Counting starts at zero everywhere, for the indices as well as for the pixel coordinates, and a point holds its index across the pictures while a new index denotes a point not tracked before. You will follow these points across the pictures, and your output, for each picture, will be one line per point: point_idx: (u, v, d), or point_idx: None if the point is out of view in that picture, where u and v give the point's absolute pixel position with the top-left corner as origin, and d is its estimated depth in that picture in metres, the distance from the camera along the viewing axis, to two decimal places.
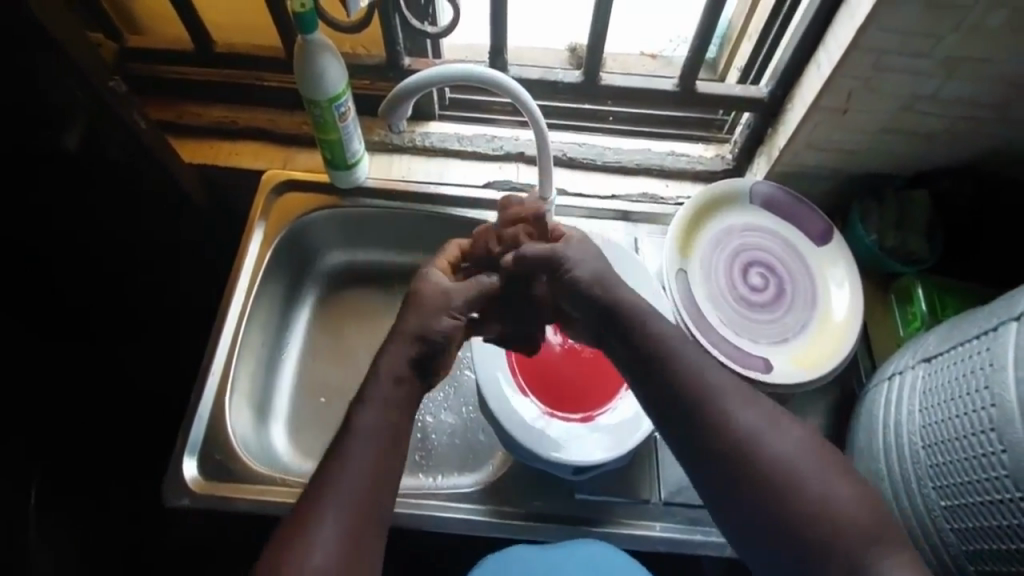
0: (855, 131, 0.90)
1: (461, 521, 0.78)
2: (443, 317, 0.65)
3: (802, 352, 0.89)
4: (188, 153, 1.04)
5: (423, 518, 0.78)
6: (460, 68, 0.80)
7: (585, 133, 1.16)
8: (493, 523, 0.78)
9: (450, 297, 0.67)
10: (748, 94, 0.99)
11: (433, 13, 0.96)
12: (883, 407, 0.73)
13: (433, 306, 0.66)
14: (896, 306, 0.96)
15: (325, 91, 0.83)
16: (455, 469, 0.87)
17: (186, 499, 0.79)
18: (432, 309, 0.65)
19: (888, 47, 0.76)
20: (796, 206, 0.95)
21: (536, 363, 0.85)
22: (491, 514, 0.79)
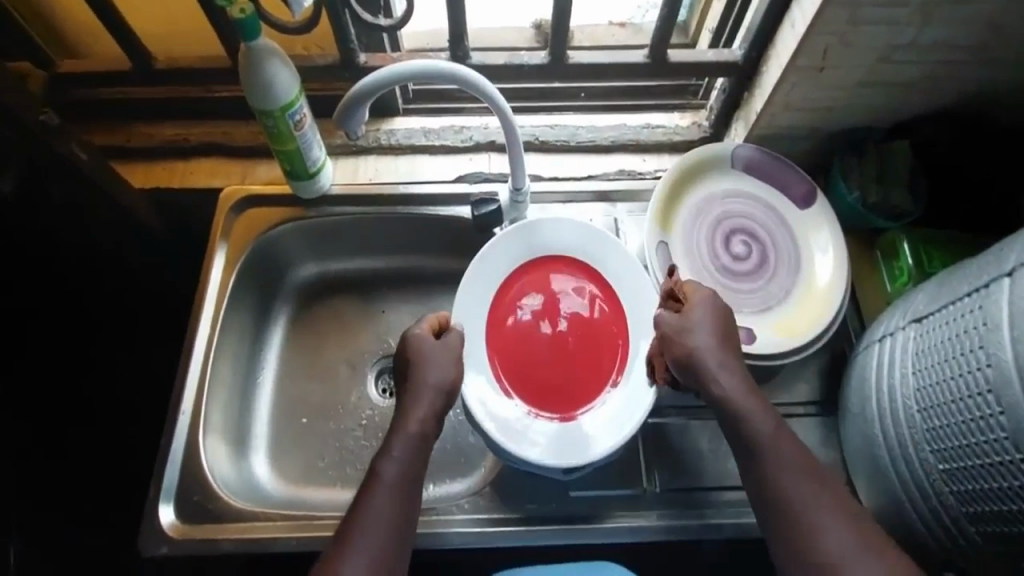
0: (832, 88, 0.87)
1: (455, 533, 0.77)
2: (450, 370, 0.73)
3: (785, 320, 0.87)
4: (140, 178, 1.00)
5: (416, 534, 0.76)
6: (417, 66, 0.77)
7: (557, 114, 1.13)
8: (488, 532, 0.77)
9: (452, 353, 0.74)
10: (722, 59, 0.96)
11: (385, 5, 0.91)
12: (875, 370, 0.72)
13: (443, 365, 0.73)
14: (882, 263, 0.94)
15: (276, 98, 0.79)
16: (447, 476, 0.86)
17: (164, 546, 0.77)
18: (440, 369, 0.72)
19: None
20: (778, 170, 0.92)
21: (520, 357, 0.84)
22: (485, 522, 0.77)
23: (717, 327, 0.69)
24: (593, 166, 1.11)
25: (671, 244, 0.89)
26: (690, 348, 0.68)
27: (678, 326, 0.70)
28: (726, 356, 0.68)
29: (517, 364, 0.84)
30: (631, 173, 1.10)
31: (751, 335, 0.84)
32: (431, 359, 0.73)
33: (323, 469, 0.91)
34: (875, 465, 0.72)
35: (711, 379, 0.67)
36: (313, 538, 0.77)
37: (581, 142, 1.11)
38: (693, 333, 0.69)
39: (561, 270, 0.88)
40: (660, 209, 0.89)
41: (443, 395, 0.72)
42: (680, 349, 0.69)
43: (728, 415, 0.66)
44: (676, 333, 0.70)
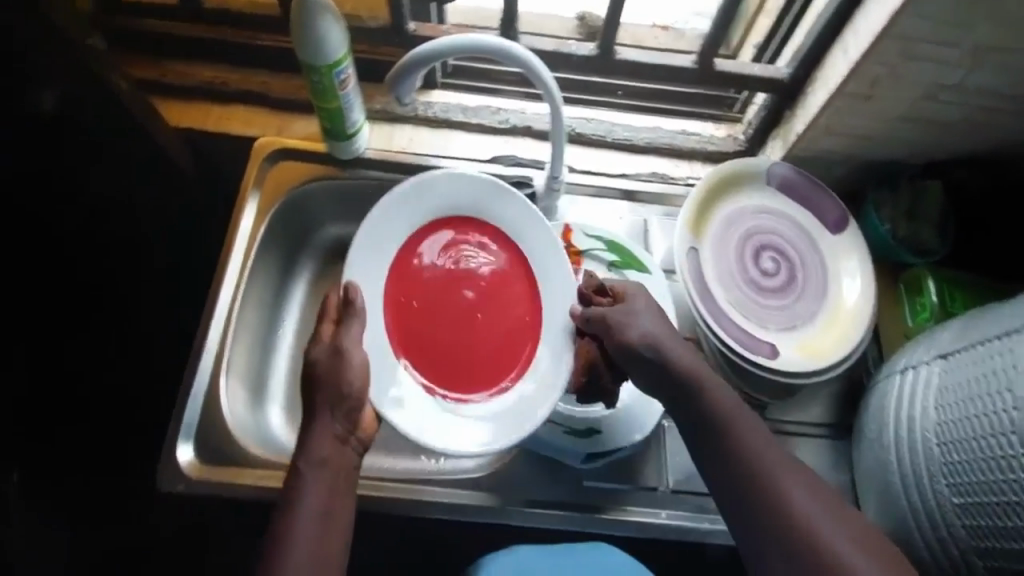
0: (875, 118, 0.87)
1: (468, 508, 0.78)
2: (345, 380, 0.69)
3: (809, 340, 0.88)
4: (175, 116, 1.00)
5: (428, 504, 0.77)
6: (471, 40, 0.76)
7: (592, 108, 1.12)
8: (500, 510, 0.78)
9: (343, 355, 0.70)
10: (767, 74, 0.95)
11: None
12: (895, 401, 0.73)
13: (329, 372, 0.69)
14: (905, 296, 0.94)
15: (326, 56, 0.79)
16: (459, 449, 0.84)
17: (182, 484, 0.79)
18: (334, 380, 0.69)
19: (917, 35, 0.74)
20: (814, 192, 0.93)
21: (424, 336, 0.81)
22: (497, 500, 0.79)
23: (656, 314, 0.73)
24: (625, 165, 1.10)
25: (702, 251, 0.89)
26: (646, 329, 0.71)
27: (617, 313, 0.72)
28: (674, 337, 0.72)
29: (424, 344, 0.80)
30: (663, 176, 1.09)
31: (774, 352, 0.85)
32: (322, 370, 0.70)
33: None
34: (886, 491, 0.73)
35: (666, 359, 0.69)
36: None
37: (616, 139, 1.10)
38: (645, 314, 0.72)
39: (450, 236, 0.83)
40: (693, 216, 0.90)
41: (337, 407, 0.69)
42: (635, 331, 0.70)
43: (693, 388, 0.68)
44: (626, 317, 0.71)
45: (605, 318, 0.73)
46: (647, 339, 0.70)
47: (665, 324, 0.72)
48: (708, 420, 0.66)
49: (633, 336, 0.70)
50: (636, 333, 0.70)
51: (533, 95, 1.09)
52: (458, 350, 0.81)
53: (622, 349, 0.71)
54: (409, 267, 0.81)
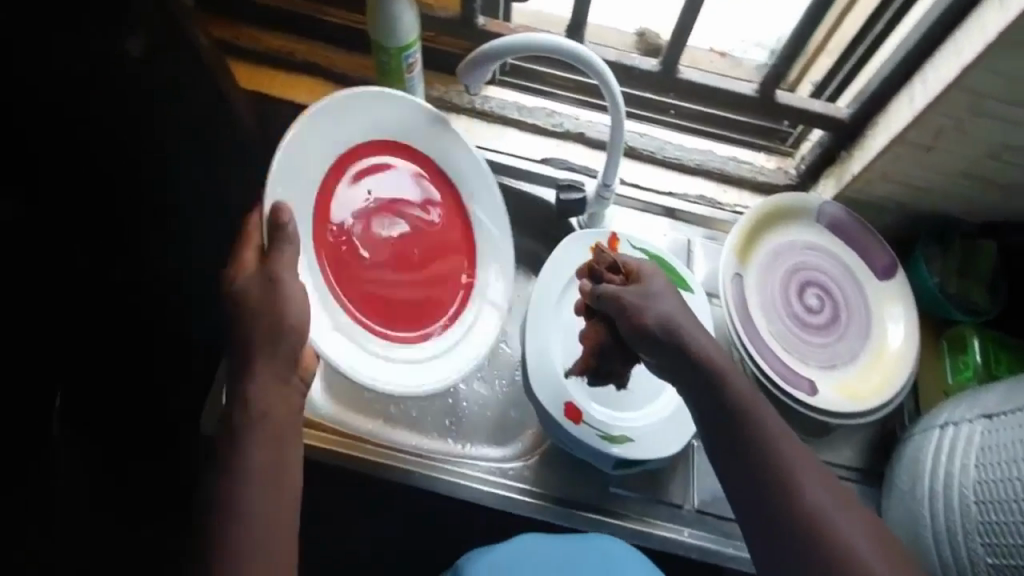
0: (934, 169, 0.87)
1: (495, 496, 0.80)
2: (285, 309, 0.62)
3: (848, 382, 0.87)
4: (245, 78, 1.02)
5: (457, 486, 0.79)
6: (538, 39, 0.76)
7: (644, 124, 1.10)
8: (528, 503, 0.80)
9: (281, 287, 0.62)
10: (826, 112, 0.95)
11: None
12: (932, 455, 0.75)
13: (266, 302, 0.62)
14: (947, 354, 0.94)
15: (395, 37, 0.80)
16: (484, 441, 0.87)
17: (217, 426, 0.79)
18: (270, 320, 0.62)
19: (986, 91, 0.75)
20: (862, 234, 0.93)
21: (345, 259, 0.78)
22: (527, 493, 0.80)
23: (672, 292, 0.68)
24: (673, 184, 1.08)
25: (747, 279, 0.89)
26: (662, 313, 0.65)
27: (632, 292, 0.67)
28: (691, 320, 0.67)
29: (348, 272, 0.78)
30: (710, 201, 1.07)
31: (813, 388, 0.85)
32: (259, 306, 0.62)
33: (369, 402, 0.86)
34: (915, 543, 0.73)
35: (683, 340, 0.64)
36: (359, 461, 0.79)
37: (667, 157, 1.08)
38: (663, 295, 0.67)
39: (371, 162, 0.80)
40: (740, 243, 0.90)
41: (281, 342, 0.62)
42: (649, 315, 0.65)
43: (714, 377, 0.63)
44: (641, 300, 0.66)
45: (616, 299, 0.67)
46: (665, 322, 0.65)
47: (677, 303, 0.67)
48: (729, 407, 0.62)
49: (652, 317, 0.65)
50: (654, 315, 0.65)
51: (587, 103, 1.10)
52: (395, 283, 0.82)
53: (636, 329, 0.65)
54: (345, 190, 0.78)
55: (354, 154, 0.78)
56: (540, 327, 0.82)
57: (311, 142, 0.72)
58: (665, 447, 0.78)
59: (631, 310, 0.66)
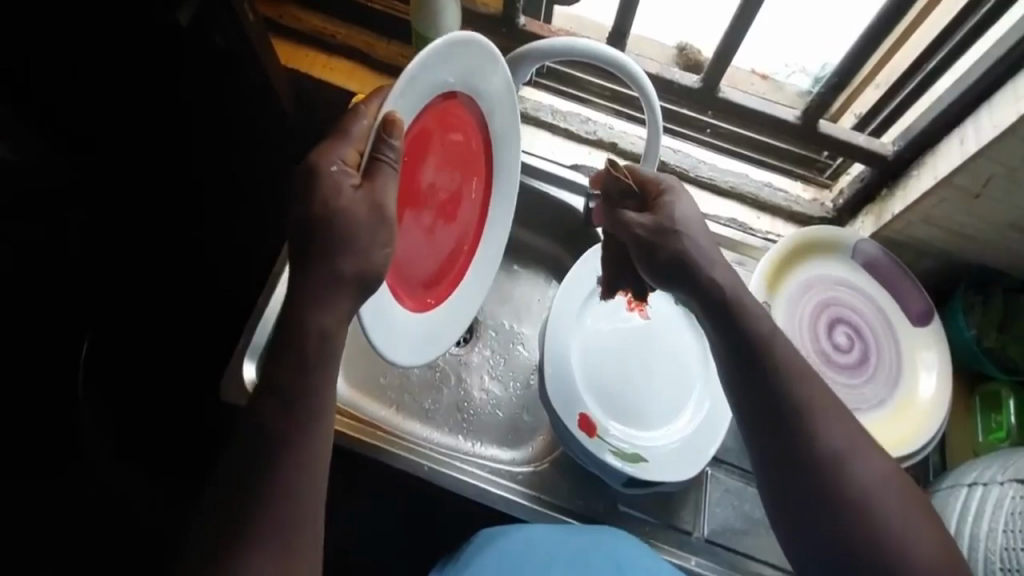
0: (979, 217, 0.84)
1: (503, 499, 0.78)
2: (378, 239, 0.54)
3: (874, 425, 0.85)
4: (285, 56, 1.02)
5: (467, 484, 0.77)
6: (575, 43, 0.73)
7: (678, 140, 1.08)
8: (536, 510, 0.78)
9: (384, 215, 0.53)
10: (872, 147, 0.92)
11: None
12: (957, 513, 0.73)
13: (367, 228, 0.53)
14: (980, 412, 0.91)
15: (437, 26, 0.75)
16: (496, 442, 0.86)
17: (236, 399, 0.77)
18: (369, 242, 0.54)
19: None
20: (899, 276, 0.90)
21: (409, 247, 0.68)
22: (534, 500, 0.79)
23: (694, 219, 0.66)
24: (705, 204, 1.06)
25: (776, 308, 0.88)
26: (680, 250, 0.65)
27: (649, 222, 0.66)
28: (711, 251, 0.67)
29: (409, 258, 0.68)
30: (741, 225, 1.05)
31: None
32: (360, 231, 0.53)
33: (383, 387, 0.87)
34: None
35: (694, 280, 0.65)
36: (368, 446, 0.77)
37: (700, 176, 1.06)
38: (685, 228, 0.65)
39: (444, 130, 0.66)
40: (770, 274, 0.89)
41: (366, 282, 0.55)
42: (665, 252, 0.65)
43: (761, 383, 0.62)
44: (660, 236, 0.65)
45: (634, 235, 0.66)
46: (677, 263, 0.65)
47: (697, 238, 0.66)
48: (769, 367, 0.63)
49: (664, 257, 0.65)
50: (668, 256, 0.65)
51: (622, 114, 1.08)
52: (414, 250, 0.69)
53: (648, 265, 0.66)
54: (431, 138, 0.65)
55: (454, 102, 0.66)
56: (561, 333, 0.81)
57: (412, 97, 0.58)
58: (677, 471, 0.76)
59: (646, 245, 0.66)
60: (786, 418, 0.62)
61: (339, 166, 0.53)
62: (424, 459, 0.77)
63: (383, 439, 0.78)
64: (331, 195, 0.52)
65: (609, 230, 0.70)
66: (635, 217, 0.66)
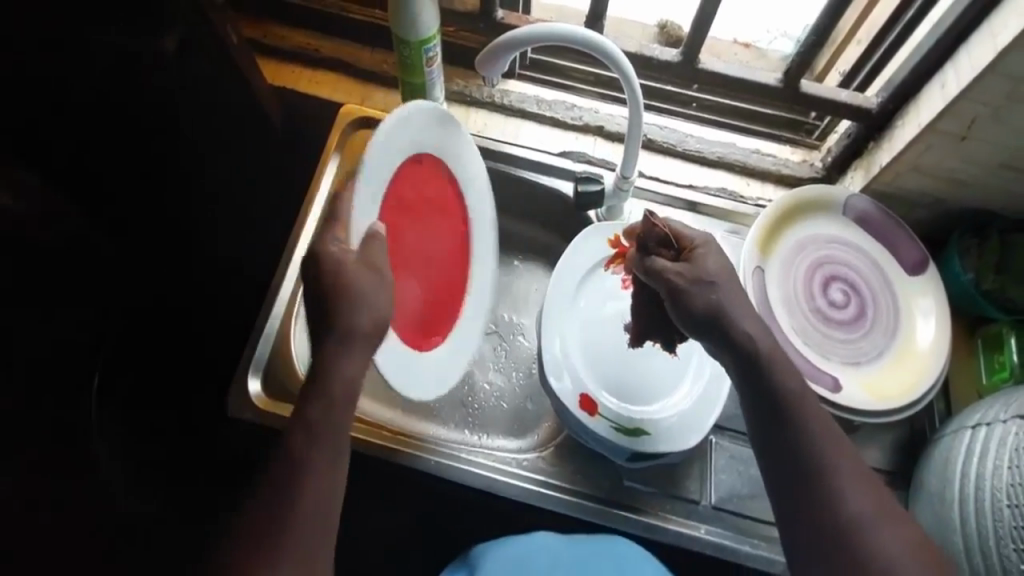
0: (967, 161, 0.84)
1: (508, 486, 0.79)
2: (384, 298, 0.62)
3: (874, 379, 0.85)
4: (272, 75, 1.04)
5: (470, 474, 0.78)
6: (544, 28, 0.74)
7: (664, 116, 1.08)
8: (541, 493, 0.79)
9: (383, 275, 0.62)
10: (855, 101, 0.92)
11: None
12: (963, 455, 0.73)
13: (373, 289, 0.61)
14: (983, 353, 0.91)
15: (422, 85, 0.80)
16: (502, 432, 0.87)
17: (247, 414, 0.81)
18: (375, 297, 0.61)
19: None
20: (890, 228, 0.90)
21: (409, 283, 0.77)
22: (540, 483, 0.80)
23: (728, 277, 0.66)
24: (695, 177, 1.06)
25: (768, 272, 0.88)
26: (713, 301, 0.64)
27: (685, 275, 0.65)
28: (742, 300, 0.66)
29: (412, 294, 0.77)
30: (732, 194, 1.05)
31: (837, 385, 0.83)
32: (365, 292, 0.61)
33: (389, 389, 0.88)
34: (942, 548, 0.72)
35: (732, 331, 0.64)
36: (368, 445, 0.79)
37: (688, 150, 1.06)
38: (721, 280, 0.65)
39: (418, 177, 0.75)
40: (761, 237, 0.88)
41: None
42: (698, 300, 0.64)
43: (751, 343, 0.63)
44: (695, 288, 0.65)
45: (669, 284, 0.65)
46: (711, 312, 0.64)
47: (732, 289, 0.65)
48: (780, 413, 0.62)
49: (699, 305, 0.64)
50: (703, 304, 0.64)
51: (606, 96, 1.08)
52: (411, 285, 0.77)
53: (682, 313, 0.65)
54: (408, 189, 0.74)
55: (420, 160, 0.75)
56: (557, 314, 0.82)
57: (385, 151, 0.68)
58: (681, 441, 0.77)
59: (681, 295, 0.65)
60: (783, 443, 0.61)
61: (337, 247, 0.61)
62: (430, 453, 0.79)
63: (383, 436, 0.79)
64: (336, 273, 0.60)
65: (639, 272, 0.69)
66: (668, 265, 0.66)
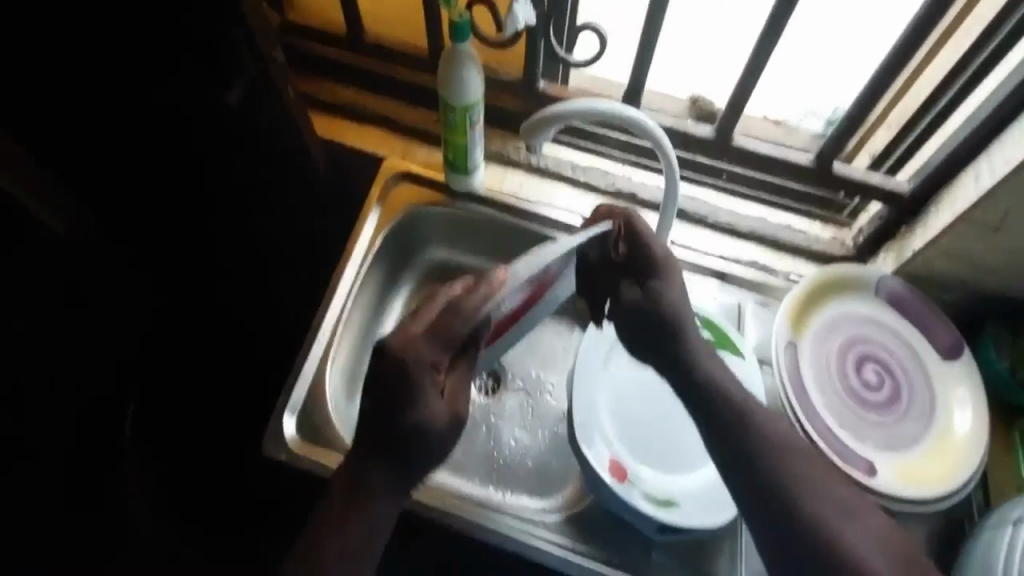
0: (1001, 250, 0.85)
1: (531, 547, 0.78)
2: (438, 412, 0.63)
3: (909, 465, 0.83)
4: (324, 130, 1.10)
5: (496, 534, 0.78)
6: (574, 105, 0.78)
7: (696, 188, 1.11)
8: (565, 559, 0.78)
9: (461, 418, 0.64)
10: (887, 186, 0.94)
11: (570, 39, 0.99)
12: (1004, 553, 0.70)
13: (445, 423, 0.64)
14: (1021, 447, 0.88)
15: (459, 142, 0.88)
16: (525, 491, 0.86)
17: (282, 455, 0.83)
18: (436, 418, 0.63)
19: None
20: (925, 311, 0.90)
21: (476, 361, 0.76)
22: (563, 547, 0.79)
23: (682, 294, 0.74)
24: (726, 249, 1.07)
25: (801, 349, 0.88)
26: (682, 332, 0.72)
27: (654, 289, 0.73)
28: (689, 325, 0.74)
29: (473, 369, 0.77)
30: (763, 267, 1.06)
31: (871, 469, 0.82)
32: (434, 413, 0.63)
33: None
34: None
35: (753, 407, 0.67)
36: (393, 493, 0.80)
37: (719, 221, 1.08)
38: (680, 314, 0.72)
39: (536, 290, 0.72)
40: (795, 313, 0.89)
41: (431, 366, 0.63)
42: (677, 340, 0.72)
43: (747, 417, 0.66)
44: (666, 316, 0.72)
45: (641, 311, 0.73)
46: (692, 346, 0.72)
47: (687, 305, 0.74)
48: (773, 503, 0.62)
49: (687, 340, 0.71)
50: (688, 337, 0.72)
51: (641, 166, 1.12)
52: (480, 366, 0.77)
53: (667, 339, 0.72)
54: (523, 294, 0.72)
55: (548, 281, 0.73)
56: (586, 377, 0.82)
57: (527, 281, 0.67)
58: (709, 517, 0.76)
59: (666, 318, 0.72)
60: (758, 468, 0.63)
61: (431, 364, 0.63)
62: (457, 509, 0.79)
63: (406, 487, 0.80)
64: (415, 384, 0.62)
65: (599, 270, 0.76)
66: (635, 293, 0.74)
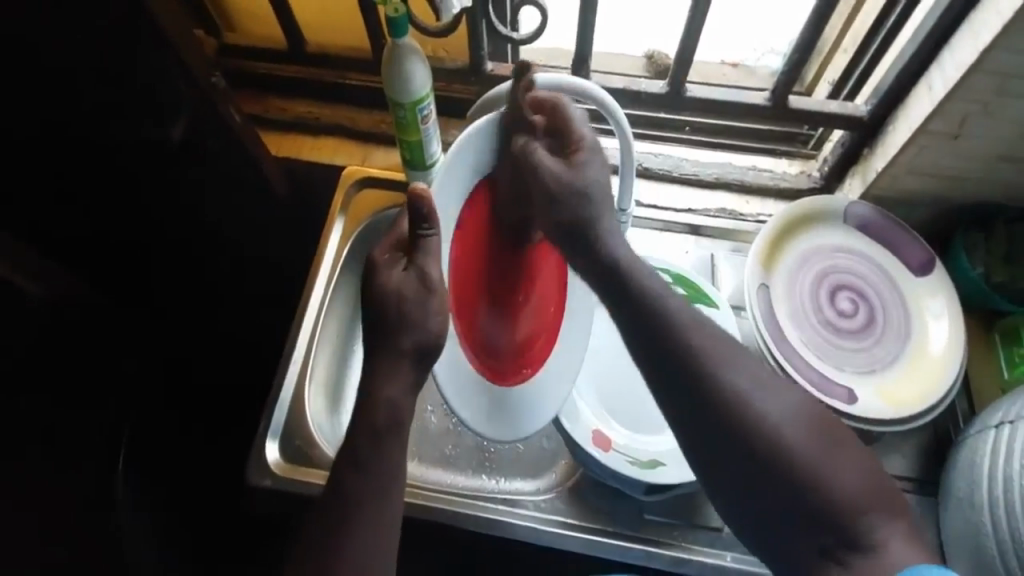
0: (964, 157, 0.84)
1: (529, 530, 0.79)
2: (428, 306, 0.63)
3: (889, 386, 0.84)
4: (275, 146, 1.09)
5: (492, 522, 0.79)
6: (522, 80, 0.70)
7: (658, 144, 1.09)
8: (563, 535, 0.79)
9: (431, 287, 0.63)
10: (845, 111, 0.93)
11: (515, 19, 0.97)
12: (988, 456, 0.71)
13: (415, 303, 0.63)
14: (1001, 348, 0.91)
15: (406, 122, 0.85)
16: (520, 474, 0.86)
17: (268, 480, 0.84)
18: (421, 317, 0.63)
19: (1012, 71, 0.73)
20: (895, 232, 0.89)
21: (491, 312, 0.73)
22: (560, 524, 0.80)
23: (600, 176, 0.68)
24: (693, 201, 1.07)
25: (773, 288, 0.88)
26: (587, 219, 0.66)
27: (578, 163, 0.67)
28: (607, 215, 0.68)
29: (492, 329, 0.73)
30: (732, 213, 1.06)
31: (852, 396, 0.83)
32: (409, 304, 0.63)
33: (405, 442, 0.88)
34: (978, 552, 0.70)
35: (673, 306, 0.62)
36: None
37: (686, 174, 1.07)
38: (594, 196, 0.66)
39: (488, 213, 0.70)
40: (766, 252, 0.89)
41: (426, 350, 0.64)
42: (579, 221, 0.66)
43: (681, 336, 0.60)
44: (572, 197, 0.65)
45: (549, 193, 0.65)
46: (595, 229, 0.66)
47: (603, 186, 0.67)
48: (695, 397, 0.58)
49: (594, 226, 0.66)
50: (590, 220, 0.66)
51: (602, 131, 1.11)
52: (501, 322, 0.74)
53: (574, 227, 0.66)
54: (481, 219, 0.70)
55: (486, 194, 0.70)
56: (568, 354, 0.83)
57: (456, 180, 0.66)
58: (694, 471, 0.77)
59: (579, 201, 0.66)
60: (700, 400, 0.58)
61: (388, 258, 0.66)
62: (451, 503, 0.80)
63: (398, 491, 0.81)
64: (382, 280, 0.64)
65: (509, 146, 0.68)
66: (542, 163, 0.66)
